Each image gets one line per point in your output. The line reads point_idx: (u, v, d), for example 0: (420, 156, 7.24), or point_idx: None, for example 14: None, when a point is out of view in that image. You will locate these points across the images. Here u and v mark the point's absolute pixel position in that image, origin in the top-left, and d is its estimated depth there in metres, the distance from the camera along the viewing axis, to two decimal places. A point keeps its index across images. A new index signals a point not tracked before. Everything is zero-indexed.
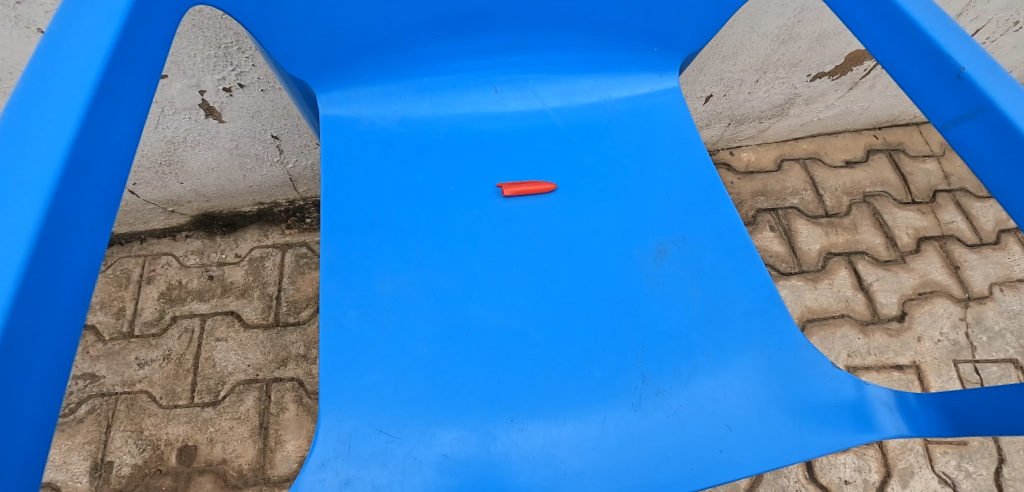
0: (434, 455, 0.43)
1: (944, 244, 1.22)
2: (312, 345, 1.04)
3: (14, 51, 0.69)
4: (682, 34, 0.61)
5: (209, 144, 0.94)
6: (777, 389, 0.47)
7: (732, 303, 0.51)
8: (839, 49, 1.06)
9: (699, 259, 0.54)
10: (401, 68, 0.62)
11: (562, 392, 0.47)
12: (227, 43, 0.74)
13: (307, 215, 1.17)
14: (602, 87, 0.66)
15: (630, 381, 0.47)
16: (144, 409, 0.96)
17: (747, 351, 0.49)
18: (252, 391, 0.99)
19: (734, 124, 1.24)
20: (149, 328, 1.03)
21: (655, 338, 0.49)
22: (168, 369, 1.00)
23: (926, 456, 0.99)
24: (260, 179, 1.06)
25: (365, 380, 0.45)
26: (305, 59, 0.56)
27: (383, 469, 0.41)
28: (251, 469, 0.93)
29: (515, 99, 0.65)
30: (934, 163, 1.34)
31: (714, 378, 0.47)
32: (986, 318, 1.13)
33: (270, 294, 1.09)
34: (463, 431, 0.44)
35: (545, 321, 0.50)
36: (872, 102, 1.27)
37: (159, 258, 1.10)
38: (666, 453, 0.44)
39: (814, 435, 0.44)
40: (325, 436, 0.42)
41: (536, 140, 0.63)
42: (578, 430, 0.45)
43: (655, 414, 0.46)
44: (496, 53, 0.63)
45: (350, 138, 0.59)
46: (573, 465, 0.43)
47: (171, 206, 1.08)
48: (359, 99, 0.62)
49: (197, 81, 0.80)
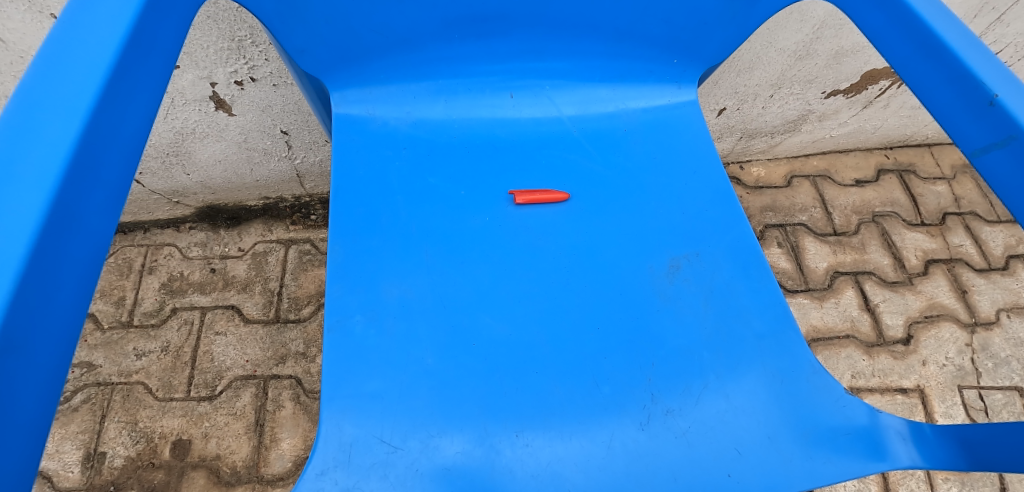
0: (436, 467, 0.42)
1: (952, 267, 1.21)
2: (312, 343, 1.03)
3: (26, 35, 0.68)
4: (704, 45, 0.60)
5: (217, 136, 0.93)
6: (788, 414, 0.45)
7: (744, 322, 0.50)
8: (856, 67, 1.06)
9: (712, 275, 0.53)
10: (416, 69, 0.61)
11: (570, 407, 0.46)
12: (241, 36, 0.73)
13: (312, 212, 1.16)
14: (619, 96, 0.65)
15: (640, 399, 0.46)
16: (139, 401, 0.95)
17: (758, 372, 0.48)
18: (249, 387, 0.98)
19: (746, 138, 1.23)
20: (148, 318, 1.02)
21: (666, 356, 0.48)
22: (166, 361, 0.99)
23: (927, 482, 0.98)
24: (267, 173, 1.05)
25: (369, 387, 0.44)
26: (321, 55, 0.55)
27: (383, 480, 0.40)
28: (244, 466, 0.92)
29: (530, 105, 0.65)
30: (945, 185, 1.33)
31: (724, 398, 0.46)
32: (992, 344, 1.12)
33: (272, 290, 1.08)
34: (466, 443, 0.43)
35: (554, 333, 0.49)
36: (886, 121, 1.26)
37: (162, 249, 1.10)
38: (673, 474, 0.43)
39: (826, 463, 0.43)
40: (324, 443, 0.41)
41: (550, 148, 0.62)
42: (584, 447, 0.44)
43: (663, 435, 0.44)
44: (513, 58, 0.63)
45: (362, 138, 0.58)
46: (577, 483, 0.43)
47: (176, 197, 1.07)
48: (372, 99, 0.61)
49: (209, 73, 0.79)
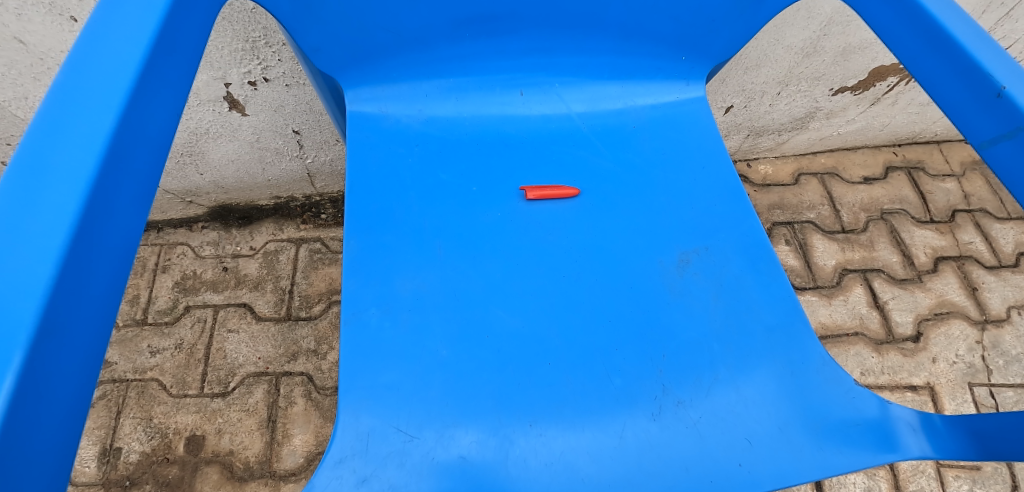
0: (451, 457, 0.42)
1: (962, 265, 1.21)
2: (323, 340, 1.04)
3: (46, 37, 0.69)
4: (711, 42, 0.61)
5: (230, 136, 0.94)
6: (797, 405, 0.46)
7: (753, 316, 0.51)
8: (863, 64, 1.06)
9: (721, 270, 0.53)
10: (428, 68, 0.62)
11: (582, 399, 0.46)
12: (255, 37, 0.74)
13: (322, 211, 1.18)
14: (627, 93, 0.66)
15: (651, 390, 0.47)
16: (154, 397, 0.97)
17: (768, 365, 0.48)
18: (261, 384, 0.99)
19: (753, 136, 1.23)
20: (162, 316, 1.04)
21: (676, 349, 0.49)
22: (179, 358, 1.01)
23: (938, 480, 0.97)
24: (279, 173, 1.06)
25: (384, 378, 0.45)
26: (336, 54, 0.56)
27: (400, 469, 0.41)
28: (257, 461, 0.93)
29: (540, 102, 0.65)
30: (954, 182, 1.32)
31: (734, 391, 0.47)
32: (1003, 342, 1.11)
33: (284, 287, 1.09)
34: (480, 434, 0.44)
35: (565, 326, 0.50)
36: (894, 118, 1.26)
37: (175, 248, 1.11)
38: (684, 465, 0.43)
39: (836, 454, 0.43)
40: (342, 432, 0.42)
41: (561, 145, 0.62)
42: (597, 438, 0.45)
43: (674, 425, 0.45)
44: (522, 56, 0.63)
45: (375, 135, 0.59)
46: (590, 472, 0.43)
47: (189, 197, 1.09)
48: (385, 98, 0.62)
49: (223, 74, 0.80)
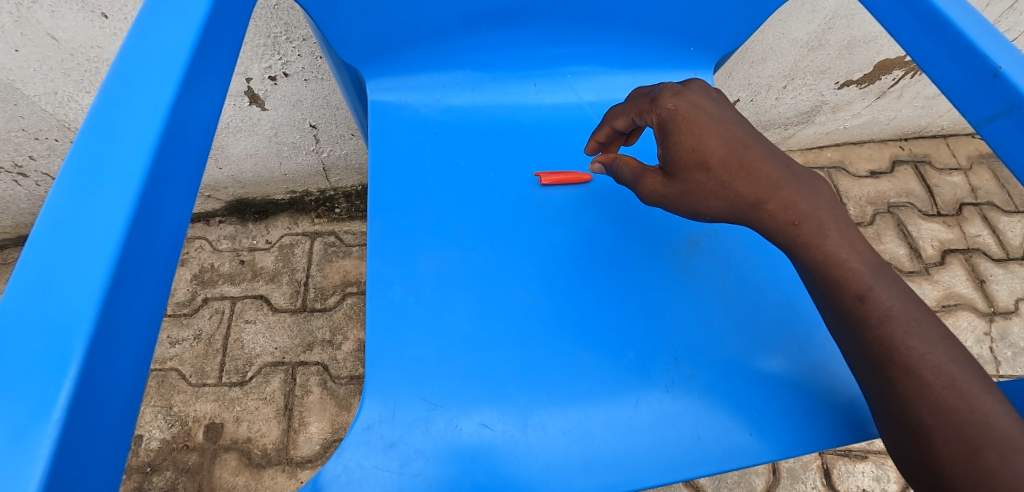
0: (474, 425, 0.44)
1: (970, 257, 1.21)
2: (338, 331, 1.06)
3: (77, 34, 0.72)
4: (718, 33, 0.63)
5: (249, 131, 0.97)
6: (805, 379, 0.48)
7: (762, 295, 0.52)
8: (869, 58, 1.07)
9: (730, 251, 0.55)
10: (446, 59, 0.64)
11: (598, 372, 0.48)
12: (276, 33, 0.77)
13: (336, 205, 1.20)
14: (637, 83, 0.68)
15: (664, 364, 0.48)
16: (173, 386, 0.99)
17: (777, 341, 0.50)
18: (278, 374, 1.02)
19: (759, 129, 1.25)
20: (181, 308, 1.07)
21: (688, 325, 0.51)
22: (198, 348, 1.03)
23: None
24: (295, 167, 1.09)
25: (408, 351, 0.47)
26: (359, 46, 0.58)
27: (425, 434, 0.43)
28: (274, 448, 0.95)
29: (553, 92, 0.68)
30: (961, 176, 1.33)
31: (744, 365, 0.49)
32: (1011, 334, 1.12)
33: (299, 280, 1.11)
34: (500, 404, 0.46)
35: (580, 303, 0.52)
36: (900, 112, 1.27)
37: (193, 242, 1.14)
38: (697, 434, 0.45)
39: (842, 424, 0.45)
40: (371, 401, 0.44)
41: (574, 133, 0.65)
42: (612, 409, 0.46)
43: (687, 397, 0.47)
44: (536, 48, 0.66)
45: (396, 124, 0.61)
46: (607, 440, 0.45)
47: (208, 191, 1.11)
48: (405, 88, 0.64)
49: (245, 69, 0.83)
